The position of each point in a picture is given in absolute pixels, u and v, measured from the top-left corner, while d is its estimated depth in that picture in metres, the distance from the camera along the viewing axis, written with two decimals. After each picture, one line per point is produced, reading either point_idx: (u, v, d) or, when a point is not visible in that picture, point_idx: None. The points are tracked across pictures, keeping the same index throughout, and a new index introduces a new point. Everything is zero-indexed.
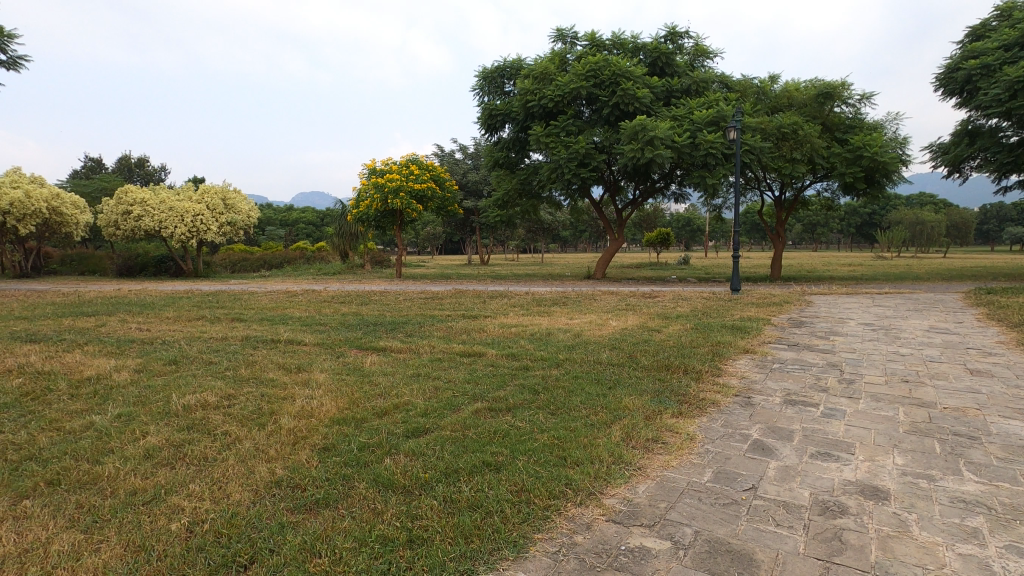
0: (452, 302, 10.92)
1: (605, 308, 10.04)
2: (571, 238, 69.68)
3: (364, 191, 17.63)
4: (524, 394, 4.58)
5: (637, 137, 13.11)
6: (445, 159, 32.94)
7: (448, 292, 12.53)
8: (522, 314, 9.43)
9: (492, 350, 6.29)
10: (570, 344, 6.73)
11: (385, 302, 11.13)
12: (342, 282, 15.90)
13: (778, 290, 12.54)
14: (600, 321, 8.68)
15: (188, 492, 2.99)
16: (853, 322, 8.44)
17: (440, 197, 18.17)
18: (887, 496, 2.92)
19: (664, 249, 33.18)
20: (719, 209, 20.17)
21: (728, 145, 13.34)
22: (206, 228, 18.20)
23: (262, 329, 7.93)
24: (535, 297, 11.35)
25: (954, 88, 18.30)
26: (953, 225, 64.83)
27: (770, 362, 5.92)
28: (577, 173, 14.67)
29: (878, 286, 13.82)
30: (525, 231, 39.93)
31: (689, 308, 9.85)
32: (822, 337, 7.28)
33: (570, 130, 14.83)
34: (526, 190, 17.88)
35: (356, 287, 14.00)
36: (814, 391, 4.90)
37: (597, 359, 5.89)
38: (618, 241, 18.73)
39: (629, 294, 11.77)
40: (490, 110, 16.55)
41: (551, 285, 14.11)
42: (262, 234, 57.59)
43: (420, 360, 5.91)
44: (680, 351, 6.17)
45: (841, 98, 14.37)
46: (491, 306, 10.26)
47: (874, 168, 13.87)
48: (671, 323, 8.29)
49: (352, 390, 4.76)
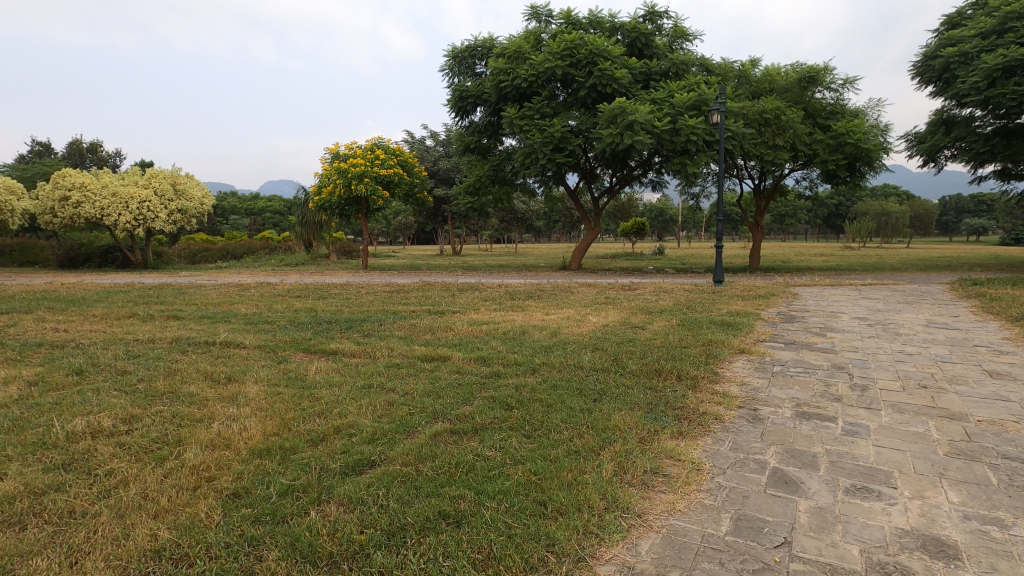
0: (418, 297, 10.09)
1: (583, 303, 9.34)
2: (544, 229, 69.18)
3: (327, 176, 16.58)
4: (494, 412, 3.84)
5: (616, 121, 12.39)
6: (414, 146, 31.80)
7: (416, 285, 11.69)
8: (494, 309, 8.69)
9: (458, 353, 5.53)
10: (547, 344, 6.00)
11: (344, 296, 10.22)
12: (301, 274, 14.85)
13: (760, 281, 12.07)
14: (578, 317, 7.98)
15: (24, 572, 2.16)
16: (845, 316, 7.94)
17: (407, 183, 17.18)
18: (958, 553, 2.28)
19: (638, 239, 32.78)
20: (697, 198, 19.70)
21: (711, 130, 12.70)
22: (153, 216, 16.87)
23: (199, 329, 6.99)
24: (509, 290, 10.62)
25: (931, 77, 18.07)
26: (916, 216, 66.95)
27: (769, 365, 5.30)
28: (552, 159, 13.92)
29: (860, 277, 13.48)
30: (498, 220, 39.15)
31: (672, 302, 9.23)
32: (818, 334, 6.72)
33: (545, 112, 14.06)
34: (498, 176, 17.06)
35: (315, 279, 13.01)
36: (826, 400, 4.27)
37: (576, 363, 5.18)
38: (594, 230, 18.03)
39: (609, 287, 11.12)
40: (460, 92, 15.66)
41: (525, 277, 13.37)
42: (225, 223, 55.36)
43: (374, 366, 5.11)
44: (670, 353, 5.51)
45: (822, 83, 13.93)
46: (460, 301, 9.47)
47: (857, 156, 13.47)
48: (655, 319, 7.64)
49: (287, 409, 3.94)
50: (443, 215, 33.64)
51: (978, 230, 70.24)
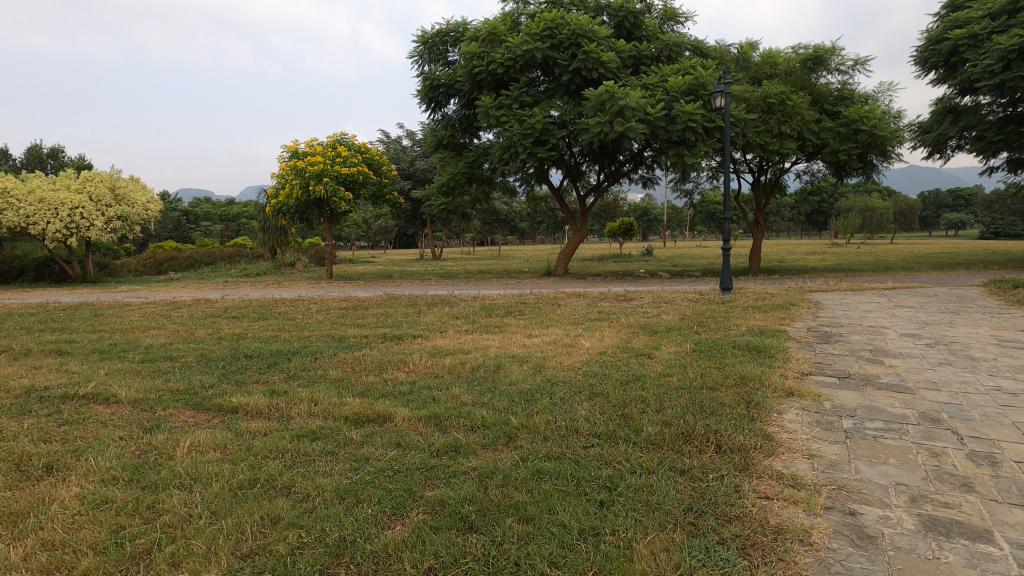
0: (375, 315, 8.49)
1: (572, 320, 7.83)
2: (528, 230, 67.84)
3: (283, 176, 14.89)
4: (439, 546, 2.30)
5: (604, 108, 10.85)
6: (389, 146, 30.14)
7: (379, 298, 10.13)
8: (464, 331, 7.17)
9: (404, 409, 3.96)
10: (529, 389, 4.45)
11: (288, 316, 8.59)
12: (253, 287, 13.12)
13: (768, 286, 10.71)
14: (567, 340, 6.46)
15: None
16: (890, 333, 6.52)
17: (375, 183, 15.53)
18: None
19: (626, 239, 31.46)
20: (691, 192, 18.35)
21: (710, 117, 11.28)
22: (88, 223, 15.01)
23: (73, 372, 5.34)
24: (485, 304, 9.10)
25: (936, 63, 16.87)
26: (901, 212, 66.78)
27: (834, 418, 3.83)
28: (533, 153, 12.38)
29: (877, 278, 12.18)
30: (480, 222, 37.58)
31: (678, 316, 7.77)
32: (872, 361, 5.29)
33: (524, 101, 12.53)
34: (475, 174, 15.55)
35: (265, 293, 11.32)
36: (954, 488, 2.82)
37: (568, 424, 3.66)
38: (581, 232, 16.52)
39: (600, 298, 9.64)
40: (430, 82, 14.12)
41: (506, 286, 11.86)
42: (197, 229, 53.18)
43: (279, 438, 3.52)
44: (697, 402, 4.02)
45: (829, 66, 12.63)
46: (426, 320, 7.93)
47: (870, 145, 12.14)
48: (662, 343, 6.15)
49: (92, 546, 2.35)
50: (421, 217, 32.03)
51: (957, 224, 70.46)
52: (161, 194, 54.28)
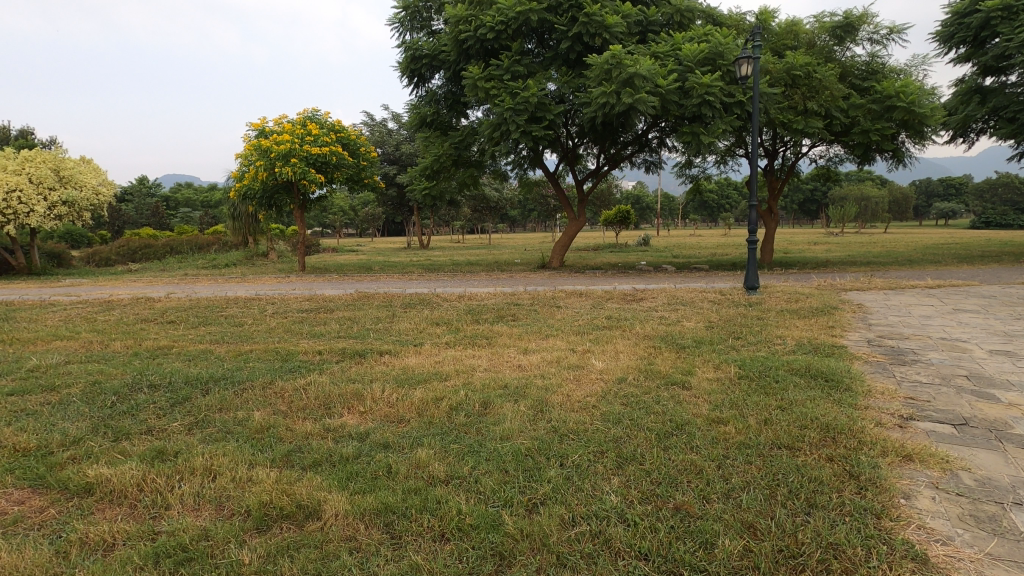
0: (339, 320, 7.07)
1: (575, 328, 6.47)
2: (518, 218, 66.47)
3: (248, 157, 13.32)
4: None
5: (610, 77, 9.40)
6: (373, 129, 28.53)
7: (349, 298, 8.72)
8: (444, 344, 5.80)
9: (339, 494, 2.59)
10: (529, 451, 3.09)
11: (234, 322, 7.16)
12: (211, 282, 11.61)
13: (794, 283, 9.42)
14: (573, 359, 5.10)
15: None
16: (975, 350, 5.22)
17: (350, 166, 13.93)
18: None
19: (622, 228, 30.14)
20: (697, 177, 16.99)
21: (729, 90, 9.88)
22: (26, 207, 13.39)
23: None
24: (472, 306, 7.74)
25: (963, 38, 15.47)
26: (895, 200, 65.97)
27: (995, 509, 2.51)
28: (527, 132, 10.90)
29: (911, 273, 10.93)
30: (470, 210, 36.10)
31: (704, 325, 6.45)
32: (983, 396, 3.97)
33: (517, 72, 11.02)
34: (462, 157, 14.03)
35: (219, 290, 9.82)
36: None
37: (594, 531, 2.30)
38: (578, 220, 15.08)
39: (606, 298, 8.32)
40: (412, 51, 12.56)
41: (497, 282, 10.43)
42: (176, 216, 51.13)
43: (121, 563, 2.14)
44: (782, 483, 2.68)
45: (858, 37, 11.24)
46: (399, 328, 6.55)
47: (905, 124, 10.78)
48: (696, 365, 4.81)
49: None
50: (407, 204, 30.51)
51: (948, 214, 70.06)
52: (139, 179, 52.30)
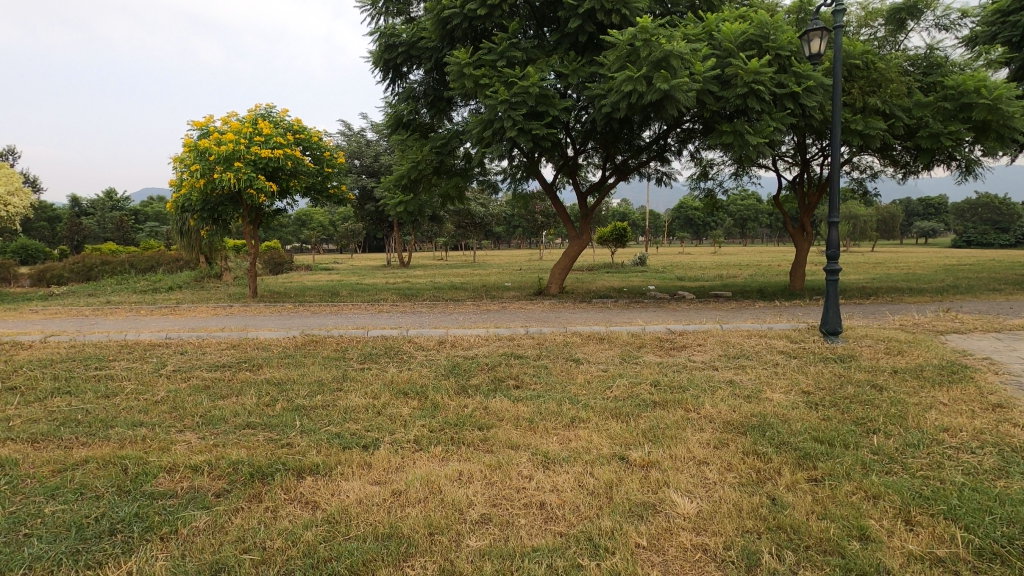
0: (260, 389, 4.78)
1: (613, 407, 4.26)
2: (502, 234, 64.58)
3: (185, 161, 10.99)
4: None
5: (637, 60, 7.41)
6: (349, 139, 26.39)
7: (290, 345, 6.44)
8: (414, 444, 3.59)
9: None
10: None
11: (105, 390, 4.84)
12: (129, 315, 9.22)
13: (868, 322, 7.42)
14: (635, 490, 2.92)
15: None
16: None
17: (311, 173, 11.69)
18: None
19: (617, 246, 28.19)
20: (710, 191, 15.05)
21: (780, 79, 7.90)
22: None
23: None
24: (456, 362, 5.51)
25: (1007, 38, 13.74)
26: (881, 220, 65.23)
27: None
28: (525, 131, 8.83)
29: (992, 306, 9.05)
30: (453, 226, 33.95)
31: (804, 400, 4.34)
32: None
33: (514, 56, 8.94)
34: (444, 165, 11.91)
35: (122, 330, 7.44)
36: None
37: None
38: (579, 240, 12.91)
39: (639, 347, 6.17)
40: (387, 38, 10.47)
41: (490, 319, 8.22)
42: (143, 230, 48.05)
43: None
44: None
45: (919, 24, 9.42)
46: (349, 405, 4.30)
47: (983, 127, 8.94)
48: (864, 511, 2.66)
49: None
50: (387, 220, 28.28)
51: (931, 233, 69.84)
52: (105, 192, 49.25)
